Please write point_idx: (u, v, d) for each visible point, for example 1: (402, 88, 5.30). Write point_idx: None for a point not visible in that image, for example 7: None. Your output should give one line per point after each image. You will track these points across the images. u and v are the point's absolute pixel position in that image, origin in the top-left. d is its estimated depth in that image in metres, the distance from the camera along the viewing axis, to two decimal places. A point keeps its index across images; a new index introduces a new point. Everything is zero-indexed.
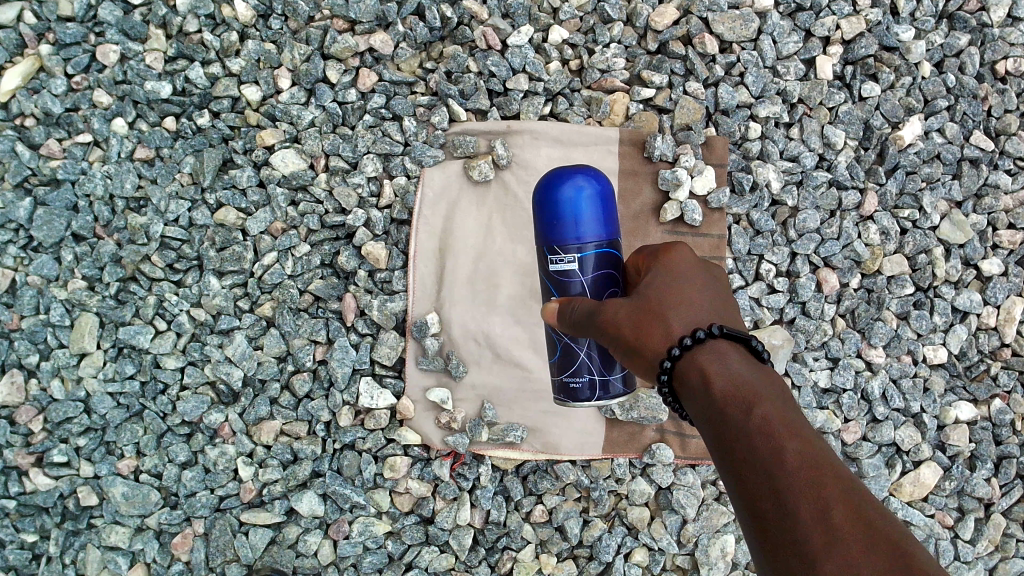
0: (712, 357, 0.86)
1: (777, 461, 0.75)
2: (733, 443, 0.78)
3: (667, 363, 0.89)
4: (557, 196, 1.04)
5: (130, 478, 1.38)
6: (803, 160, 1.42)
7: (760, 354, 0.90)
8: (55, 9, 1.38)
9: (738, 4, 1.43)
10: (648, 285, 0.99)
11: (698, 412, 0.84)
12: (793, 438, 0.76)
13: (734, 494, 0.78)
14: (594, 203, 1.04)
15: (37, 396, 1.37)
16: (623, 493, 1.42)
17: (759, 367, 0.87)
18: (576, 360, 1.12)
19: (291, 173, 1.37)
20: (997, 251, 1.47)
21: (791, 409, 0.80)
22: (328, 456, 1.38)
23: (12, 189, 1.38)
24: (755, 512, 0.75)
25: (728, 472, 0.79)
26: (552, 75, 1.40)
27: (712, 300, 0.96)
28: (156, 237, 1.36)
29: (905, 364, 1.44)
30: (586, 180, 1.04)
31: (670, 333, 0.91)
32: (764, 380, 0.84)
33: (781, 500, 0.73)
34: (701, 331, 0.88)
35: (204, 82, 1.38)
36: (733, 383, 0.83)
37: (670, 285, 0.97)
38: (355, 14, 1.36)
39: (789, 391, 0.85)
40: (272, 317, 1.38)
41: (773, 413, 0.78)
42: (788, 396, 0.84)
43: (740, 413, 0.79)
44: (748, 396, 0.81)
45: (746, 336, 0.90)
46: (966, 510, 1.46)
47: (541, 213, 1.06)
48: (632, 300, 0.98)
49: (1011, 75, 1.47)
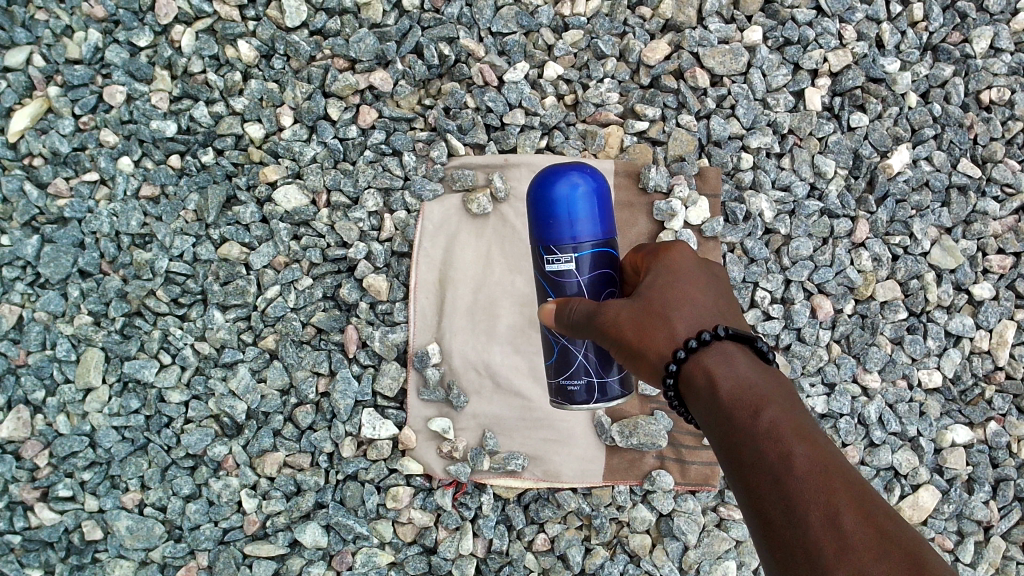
0: (718, 361, 0.89)
1: (784, 463, 0.77)
2: (739, 446, 0.81)
3: (673, 366, 0.91)
4: (552, 195, 1.06)
5: (135, 511, 1.39)
6: (795, 189, 1.45)
7: (765, 356, 0.92)
8: (63, 52, 1.42)
9: (728, 39, 1.47)
10: (649, 285, 1.01)
11: (704, 416, 0.87)
12: (799, 441, 0.79)
13: (743, 499, 0.81)
14: (589, 200, 1.06)
15: (43, 431, 1.38)
16: (625, 521, 1.43)
17: (764, 369, 0.90)
18: (573, 363, 1.14)
19: (293, 209, 1.40)
20: (988, 275, 1.49)
21: (797, 412, 0.83)
22: (331, 487, 1.39)
23: (20, 228, 1.41)
24: (763, 516, 0.78)
25: (735, 475, 0.82)
26: (548, 109, 1.44)
27: (715, 303, 0.98)
28: (161, 272, 1.38)
29: (900, 389, 1.46)
30: (581, 177, 1.06)
31: (675, 337, 0.94)
32: (771, 383, 0.87)
33: (788, 502, 0.76)
34: (707, 333, 0.90)
35: (208, 121, 1.42)
36: (740, 387, 0.85)
37: (670, 285, 1.00)
38: (355, 53, 1.41)
39: (794, 393, 0.87)
40: (275, 349, 1.40)
41: (780, 418, 0.81)
42: (793, 399, 0.87)
43: (748, 417, 0.82)
44: (755, 400, 0.84)
45: (751, 338, 0.92)
46: (965, 534, 1.46)
47: (537, 211, 1.08)
48: (635, 302, 1.00)
49: (995, 105, 1.51)
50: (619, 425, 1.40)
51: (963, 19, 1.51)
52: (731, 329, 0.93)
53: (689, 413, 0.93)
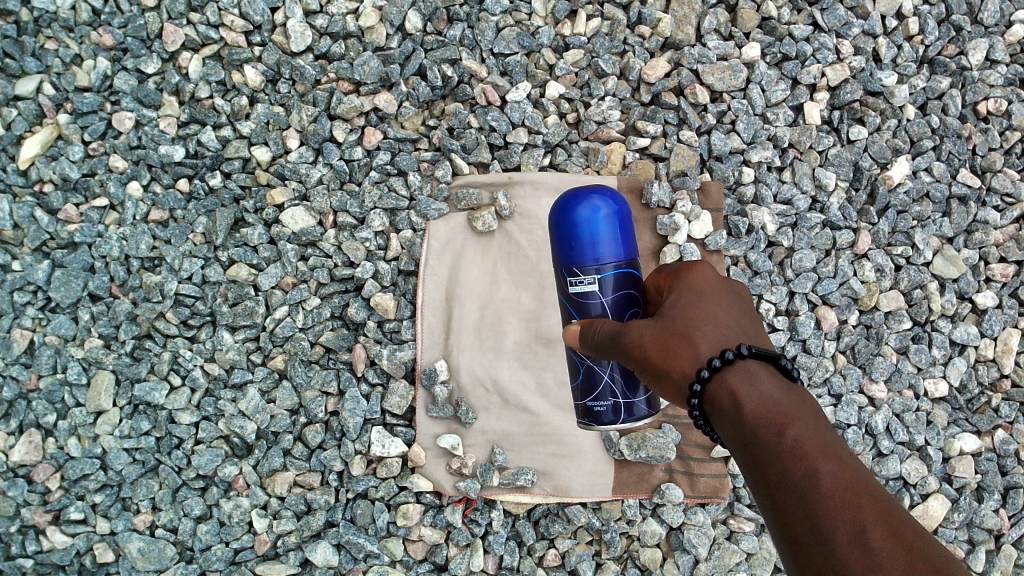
0: (741, 379, 0.90)
1: (810, 482, 0.78)
2: (765, 464, 0.82)
3: (697, 387, 0.92)
4: (574, 217, 1.08)
5: (146, 533, 1.39)
6: (797, 203, 1.46)
7: (790, 374, 0.93)
8: (72, 80, 1.45)
9: (727, 55, 1.49)
10: (672, 305, 1.01)
11: (729, 435, 0.88)
12: (824, 458, 0.79)
13: (769, 517, 0.82)
14: (611, 222, 1.08)
15: (55, 454, 1.39)
16: (635, 535, 1.44)
17: (789, 386, 0.90)
18: (599, 383, 1.14)
19: (300, 230, 1.42)
20: (991, 284, 1.51)
21: (823, 428, 0.84)
22: (341, 505, 1.39)
23: (31, 253, 1.43)
24: (790, 534, 0.79)
25: (762, 493, 0.83)
26: (551, 128, 1.46)
27: (739, 320, 0.99)
28: (170, 294, 1.40)
29: (907, 399, 1.46)
30: (602, 200, 1.08)
31: (698, 356, 0.94)
32: (796, 401, 0.87)
33: (815, 520, 0.76)
34: (730, 352, 0.91)
35: (215, 145, 1.44)
36: (763, 405, 0.86)
37: (693, 304, 1.00)
38: (360, 75, 1.44)
39: (819, 409, 0.88)
40: (284, 369, 1.41)
41: (805, 436, 0.82)
42: (819, 416, 0.87)
43: (772, 436, 0.83)
44: (779, 418, 0.84)
45: (776, 357, 0.93)
46: (977, 542, 1.46)
47: (560, 235, 1.10)
48: (657, 321, 1.01)
49: (992, 115, 1.52)
50: (628, 438, 1.41)
51: (959, 32, 1.53)
52: (754, 348, 0.94)
53: (714, 432, 0.94)
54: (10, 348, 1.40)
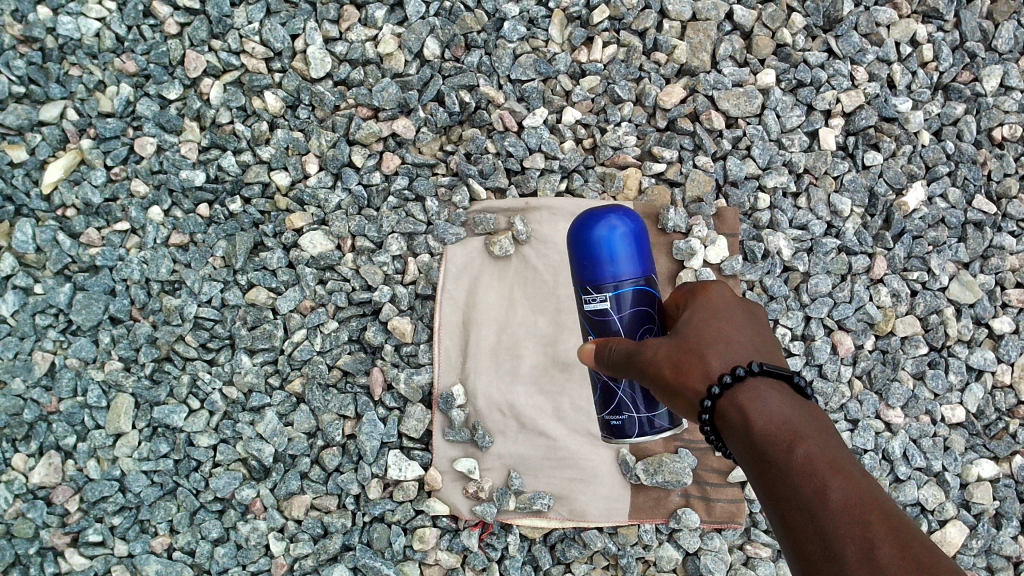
0: (751, 395, 0.90)
1: (819, 497, 0.79)
2: (775, 480, 0.83)
3: (708, 402, 0.92)
4: (591, 236, 1.08)
5: (164, 555, 1.40)
6: (812, 228, 1.47)
7: (802, 390, 0.93)
8: (96, 106, 1.47)
9: (742, 82, 1.50)
10: (686, 323, 1.02)
11: (739, 450, 0.88)
12: (834, 473, 0.80)
13: (780, 533, 0.82)
14: (628, 241, 1.08)
15: (74, 476, 1.40)
16: (651, 560, 1.44)
17: (799, 403, 0.90)
18: (618, 396, 1.14)
19: (319, 254, 1.43)
20: (1008, 309, 1.51)
21: (832, 443, 0.84)
22: (358, 529, 1.40)
23: (53, 276, 1.45)
24: (800, 549, 0.79)
25: (773, 508, 0.83)
26: (567, 153, 1.47)
27: (752, 339, 0.99)
28: (190, 317, 1.41)
29: (924, 424, 1.46)
30: (619, 219, 1.08)
31: (709, 373, 0.94)
32: (805, 418, 0.88)
33: (824, 535, 0.77)
34: (741, 369, 0.91)
35: (235, 170, 1.45)
36: (773, 422, 0.87)
37: (707, 323, 1.00)
38: (379, 101, 1.46)
39: (829, 425, 0.88)
40: (302, 393, 1.42)
41: (814, 452, 0.82)
42: (830, 433, 0.87)
43: (781, 452, 0.83)
44: (788, 434, 0.85)
45: (787, 373, 0.93)
46: (995, 569, 1.46)
47: (577, 253, 1.10)
48: (670, 338, 1.01)
49: (1008, 141, 1.53)
50: (644, 462, 1.41)
51: (973, 58, 1.54)
52: (764, 365, 0.94)
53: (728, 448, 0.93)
54: (32, 370, 1.41)
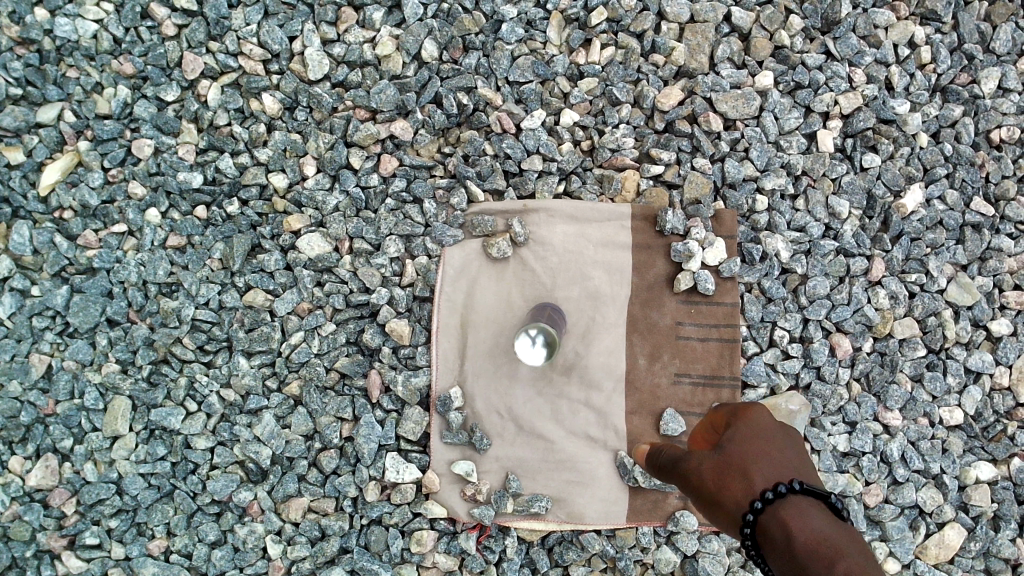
0: (794, 513, 0.90)
1: None
2: None
3: (750, 516, 0.92)
4: None
5: (161, 558, 1.40)
6: (810, 229, 1.47)
7: (842, 514, 0.93)
8: (93, 108, 1.47)
9: (740, 84, 1.50)
10: (728, 438, 1.02)
11: (779, 566, 0.88)
12: None
13: None
14: None
15: (71, 478, 1.39)
16: (649, 562, 1.43)
17: (841, 525, 0.90)
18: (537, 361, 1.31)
19: (316, 256, 1.43)
20: (1006, 311, 1.51)
21: (874, 564, 0.84)
22: (355, 532, 1.40)
23: (50, 278, 1.44)
24: None
25: None
26: (565, 155, 1.47)
27: (795, 458, 0.99)
28: (188, 319, 1.41)
29: (922, 427, 1.46)
30: None
31: (752, 486, 0.94)
32: (848, 538, 0.87)
33: None
34: (783, 485, 0.92)
35: (233, 172, 1.45)
36: (814, 539, 0.86)
37: (751, 437, 1.01)
38: (377, 103, 1.45)
39: (870, 549, 0.88)
40: (299, 395, 1.42)
41: (856, 568, 0.82)
42: (872, 556, 0.87)
43: (823, 566, 0.83)
44: (831, 551, 0.84)
45: (829, 497, 0.94)
46: (993, 572, 1.45)
47: None
48: (713, 455, 1.01)
49: (1005, 143, 1.53)
50: (642, 465, 1.40)
51: (971, 60, 1.54)
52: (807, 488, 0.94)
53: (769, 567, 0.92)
54: (29, 372, 1.41)
